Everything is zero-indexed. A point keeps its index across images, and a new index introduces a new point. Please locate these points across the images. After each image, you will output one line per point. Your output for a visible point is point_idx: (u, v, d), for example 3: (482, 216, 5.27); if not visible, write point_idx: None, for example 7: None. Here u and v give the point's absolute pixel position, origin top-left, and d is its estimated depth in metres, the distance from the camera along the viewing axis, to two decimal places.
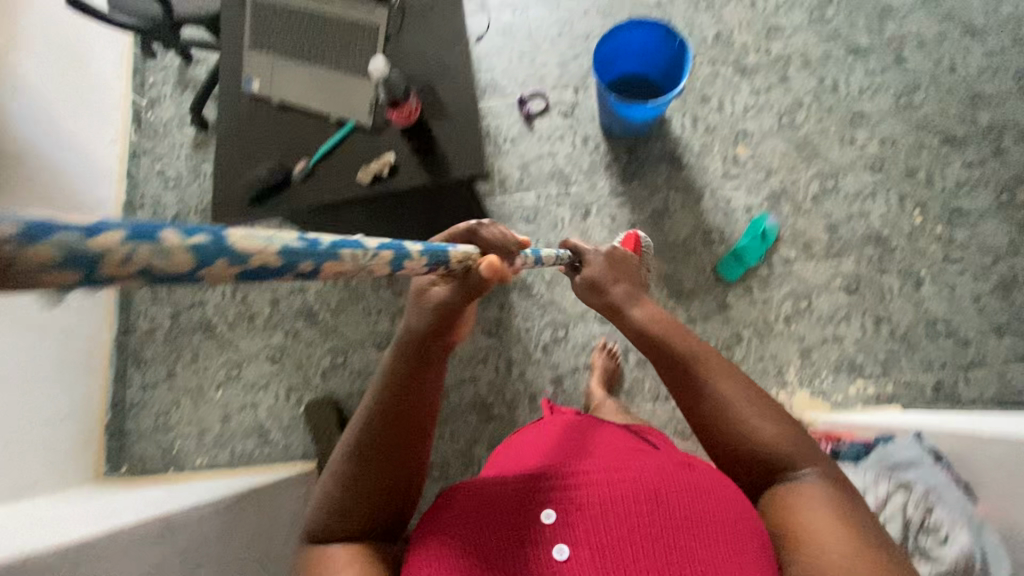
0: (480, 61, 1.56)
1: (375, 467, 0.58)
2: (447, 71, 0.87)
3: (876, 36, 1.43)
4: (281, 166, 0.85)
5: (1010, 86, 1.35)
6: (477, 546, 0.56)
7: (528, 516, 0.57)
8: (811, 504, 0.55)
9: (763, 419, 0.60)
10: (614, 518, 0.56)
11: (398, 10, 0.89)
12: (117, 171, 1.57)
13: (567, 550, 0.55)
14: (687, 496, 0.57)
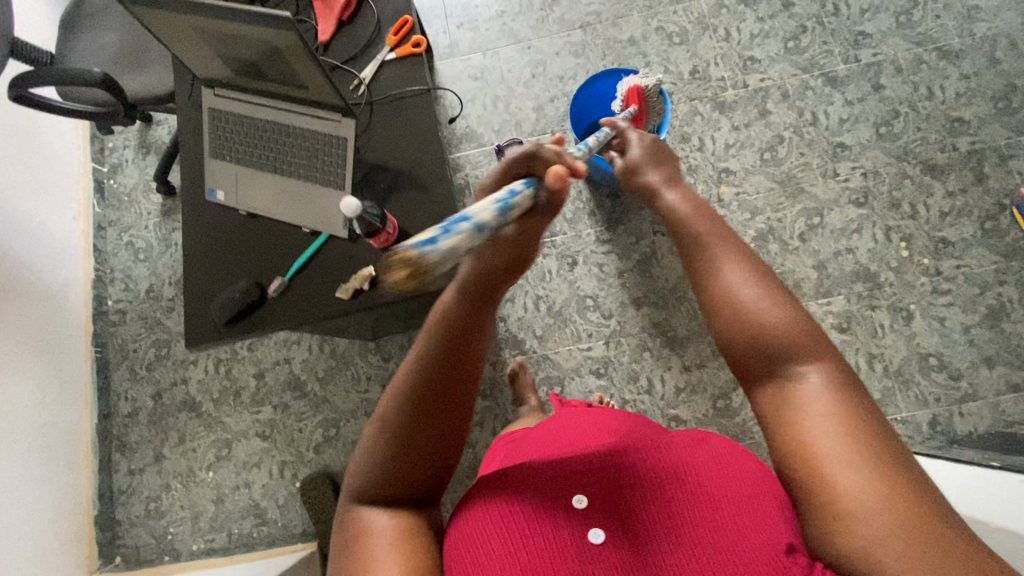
0: (454, 109, 1.52)
1: (418, 453, 0.54)
2: (423, 170, 0.84)
3: (852, 64, 1.41)
4: (254, 282, 0.80)
5: (987, 110, 1.35)
6: (508, 526, 0.55)
7: (566, 496, 0.57)
8: (825, 416, 0.47)
9: (775, 308, 0.52)
10: (651, 500, 0.56)
11: (365, 106, 0.85)
12: (84, 248, 1.51)
13: (601, 535, 0.54)
14: (729, 481, 0.55)
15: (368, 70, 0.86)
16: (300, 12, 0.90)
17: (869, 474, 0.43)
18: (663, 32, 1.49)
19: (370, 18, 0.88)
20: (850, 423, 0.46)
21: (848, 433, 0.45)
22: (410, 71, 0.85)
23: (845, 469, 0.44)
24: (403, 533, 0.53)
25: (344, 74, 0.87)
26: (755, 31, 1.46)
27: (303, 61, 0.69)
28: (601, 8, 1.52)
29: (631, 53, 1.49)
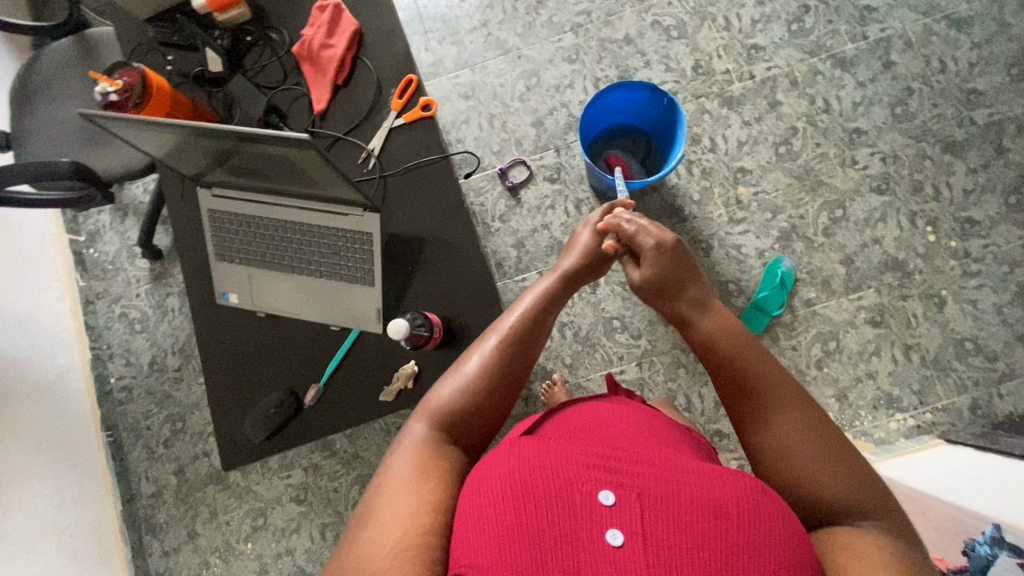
0: (447, 133, 1.43)
1: (475, 400, 0.67)
2: (450, 244, 0.77)
3: (860, 41, 1.35)
4: (290, 390, 0.74)
5: (1001, 78, 1.31)
6: (505, 530, 0.51)
7: (587, 506, 0.53)
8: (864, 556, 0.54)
9: (831, 474, 0.58)
10: (675, 504, 0.53)
11: (378, 180, 0.77)
12: (75, 326, 1.42)
13: (620, 537, 0.51)
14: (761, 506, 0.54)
15: (376, 140, 0.78)
16: (288, 76, 0.81)
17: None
18: (659, 26, 1.40)
19: (370, 81, 0.79)
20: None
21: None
22: (422, 137, 0.78)
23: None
24: (432, 452, 0.62)
25: (350, 146, 0.79)
26: (755, 16, 1.38)
27: (317, 165, 0.63)
28: (590, 7, 1.43)
29: (628, 53, 1.40)
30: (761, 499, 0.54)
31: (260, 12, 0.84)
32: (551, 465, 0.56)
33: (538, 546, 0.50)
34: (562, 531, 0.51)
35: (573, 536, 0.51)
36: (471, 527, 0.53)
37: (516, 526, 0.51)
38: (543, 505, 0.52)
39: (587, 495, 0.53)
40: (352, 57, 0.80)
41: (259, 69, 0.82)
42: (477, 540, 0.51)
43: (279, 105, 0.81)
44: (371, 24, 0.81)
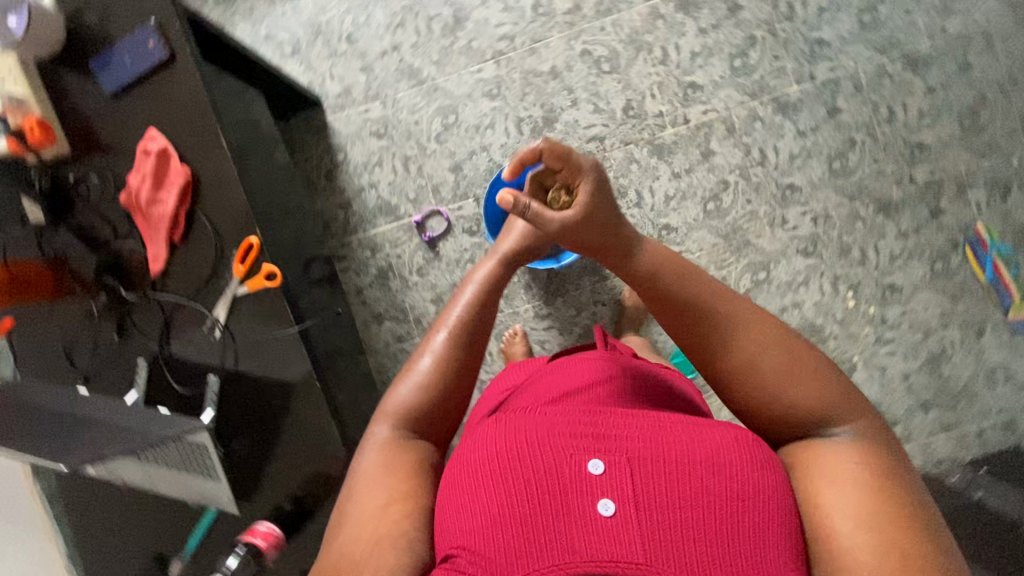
0: (357, 177, 1.31)
1: (435, 399, 0.68)
2: (307, 419, 0.75)
3: (807, 83, 1.22)
4: (157, 554, 0.77)
5: (951, 131, 1.21)
6: (495, 505, 0.52)
7: (573, 470, 0.52)
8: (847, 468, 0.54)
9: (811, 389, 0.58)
10: (658, 481, 0.51)
11: (230, 351, 0.75)
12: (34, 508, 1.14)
13: (612, 506, 0.49)
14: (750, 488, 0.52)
15: (221, 309, 0.74)
16: (121, 228, 0.74)
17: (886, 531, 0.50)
18: (589, 57, 1.25)
19: (208, 241, 0.72)
20: (880, 491, 0.52)
21: (869, 502, 0.51)
22: (269, 306, 0.73)
23: (848, 525, 0.51)
24: (397, 453, 0.64)
25: (196, 313, 0.74)
26: (695, 48, 1.24)
27: None
28: (513, 31, 1.26)
29: (554, 89, 1.26)
30: (750, 487, 0.52)
31: (84, 145, 0.74)
32: (534, 439, 0.56)
33: (530, 518, 0.50)
34: (546, 505, 0.50)
35: (563, 506, 0.50)
36: (457, 508, 0.54)
37: (507, 498, 0.52)
38: (533, 481, 0.52)
39: (574, 466, 0.52)
40: (187, 211, 0.72)
41: (89, 217, 0.75)
42: (471, 521, 0.52)
43: (114, 261, 0.74)
44: (204, 167, 0.71)
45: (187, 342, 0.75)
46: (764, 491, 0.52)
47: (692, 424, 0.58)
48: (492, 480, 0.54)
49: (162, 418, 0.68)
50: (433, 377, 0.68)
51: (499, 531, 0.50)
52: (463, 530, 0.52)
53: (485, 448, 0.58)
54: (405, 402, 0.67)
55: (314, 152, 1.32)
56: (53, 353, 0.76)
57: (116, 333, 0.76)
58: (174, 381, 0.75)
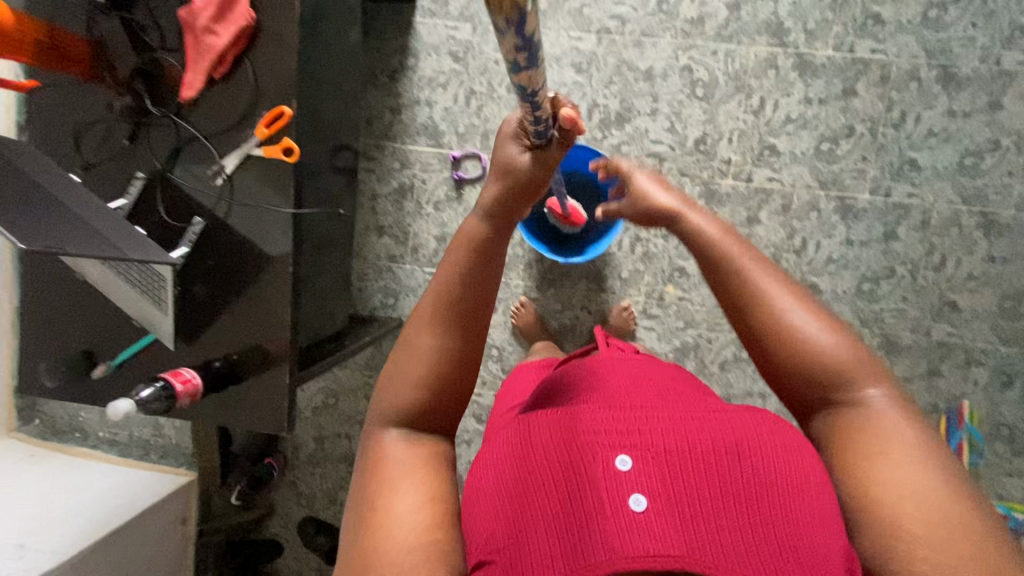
0: (418, 88, 1.28)
1: (444, 378, 0.54)
2: (267, 297, 0.77)
3: (879, 196, 1.18)
4: (87, 353, 0.79)
5: (987, 304, 1.18)
6: (518, 501, 0.48)
7: (589, 460, 0.49)
8: (886, 429, 0.52)
9: (830, 340, 0.55)
10: (690, 474, 0.48)
11: (224, 202, 0.75)
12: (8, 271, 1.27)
13: (644, 501, 0.46)
14: (791, 485, 0.49)
15: (231, 161, 0.74)
16: (170, 41, 0.73)
17: (944, 499, 0.47)
18: (688, 75, 1.20)
19: (245, 93, 0.71)
20: (922, 452, 0.50)
21: (919, 474, 0.49)
22: (275, 179, 0.73)
23: (903, 498, 0.47)
24: (409, 456, 0.54)
25: (207, 153, 0.74)
26: (792, 114, 1.18)
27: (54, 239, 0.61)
28: (629, 15, 1.20)
29: (640, 90, 1.22)
30: (797, 487, 0.48)
31: None
32: (546, 429, 0.53)
33: (559, 520, 0.46)
34: (573, 504, 0.46)
35: (593, 505, 0.46)
36: (487, 506, 0.50)
37: (528, 499, 0.48)
38: (554, 479, 0.49)
39: (597, 461, 0.49)
40: (235, 54, 0.71)
41: (143, 17, 0.74)
42: (496, 524, 0.48)
43: (150, 70, 0.74)
44: (267, 18, 0.70)
45: (188, 177, 0.75)
46: (813, 498, 0.48)
47: (714, 415, 0.55)
48: (510, 477, 0.51)
49: (135, 237, 0.69)
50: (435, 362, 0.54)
51: (528, 536, 0.46)
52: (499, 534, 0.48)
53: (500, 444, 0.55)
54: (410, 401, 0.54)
55: (389, 45, 1.28)
56: (65, 131, 0.78)
57: (127, 139, 0.76)
58: (162, 208, 0.76)
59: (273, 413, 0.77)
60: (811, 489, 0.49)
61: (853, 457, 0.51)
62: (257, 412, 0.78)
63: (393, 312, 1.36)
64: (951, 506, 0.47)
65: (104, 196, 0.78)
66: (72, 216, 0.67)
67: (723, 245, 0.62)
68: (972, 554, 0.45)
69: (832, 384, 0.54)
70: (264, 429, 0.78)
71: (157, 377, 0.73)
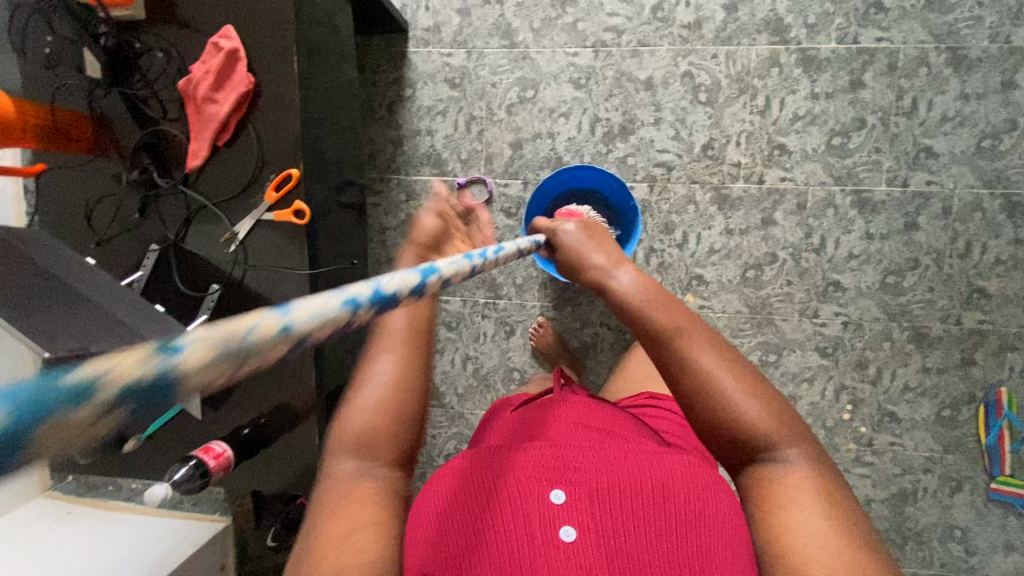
0: (418, 118, 1.27)
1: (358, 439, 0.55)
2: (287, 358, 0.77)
3: (897, 187, 1.15)
4: (116, 425, 0.80)
5: (1018, 288, 1.15)
6: (467, 533, 0.57)
7: (529, 500, 0.59)
8: (803, 489, 0.52)
9: (748, 400, 0.53)
10: (618, 508, 0.59)
11: (239, 266, 0.74)
12: None
13: (572, 533, 0.56)
14: (699, 512, 0.60)
15: (243, 225, 0.73)
16: (172, 110, 0.74)
17: (851, 554, 0.48)
18: (689, 81, 1.18)
19: (251, 156, 0.72)
20: (831, 502, 0.51)
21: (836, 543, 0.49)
22: (288, 240, 0.73)
23: (813, 548, 0.49)
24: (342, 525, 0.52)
25: (219, 221, 0.74)
26: (799, 111, 1.16)
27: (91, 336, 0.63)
28: (624, 25, 1.18)
29: (641, 100, 1.20)
30: (706, 512, 0.60)
31: (157, 17, 0.73)
32: (494, 470, 0.63)
33: (502, 549, 0.56)
34: (516, 532, 0.57)
35: (529, 537, 0.56)
36: (434, 531, 0.58)
37: (476, 531, 0.57)
38: (495, 514, 0.58)
39: (539, 496, 0.59)
40: (238, 119, 0.71)
41: (143, 89, 0.74)
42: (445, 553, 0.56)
43: (155, 142, 0.74)
44: (268, 82, 0.71)
45: (201, 245, 0.75)
46: (716, 517, 0.59)
47: (645, 457, 0.67)
48: (462, 511, 0.59)
49: (157, 317, 0.70)
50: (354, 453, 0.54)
51: (477, 566, 0.55)
52: (434, 550, 0.56)
53: (447, 479, 0.63)
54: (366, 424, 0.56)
55: (384, 78, 1.27)
56: (77, 208, 0.79)
57: (138, 212, 0.76)
58: (177, 281, 0.76)
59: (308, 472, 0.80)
60: (715, 511, 0.60)
61: (770, 511, 0.52)
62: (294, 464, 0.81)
63: None
64: (855, 547, 0.49)
65: (121, 269, 0.78)
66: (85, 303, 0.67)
67: (653, 307, 0.57)
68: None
69: (747, 441, 0.53)
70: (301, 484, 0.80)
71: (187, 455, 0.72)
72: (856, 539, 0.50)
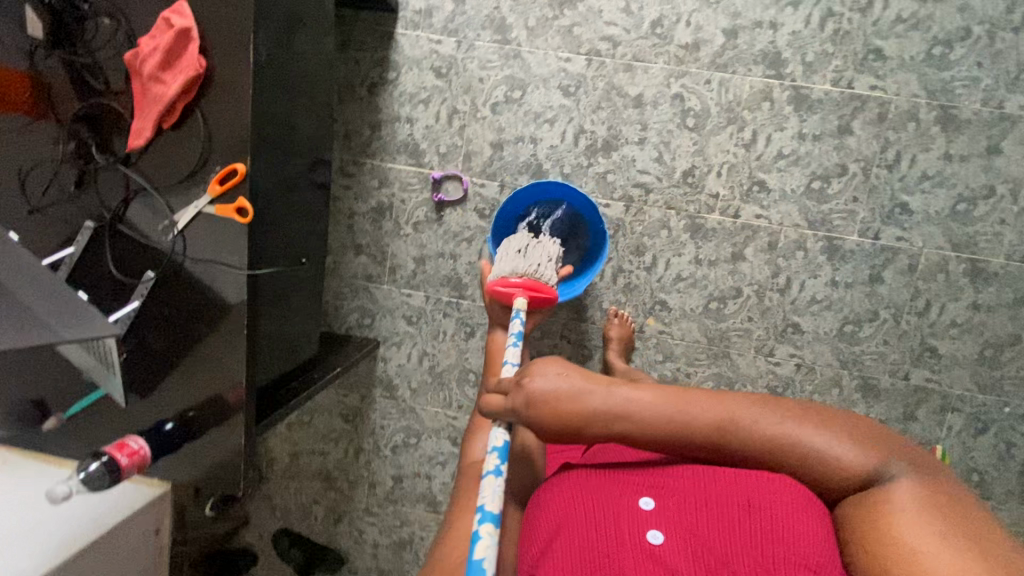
0: (399, 104, 1.23)
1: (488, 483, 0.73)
2: (215, 355, 0.76)
3: (868, 239, 1.15)
4: (39, 401, 0.80)
5: (968, 352, 1.17)
6: (574, 532, 0.62)
7: (624, 508, 0.64)
8: (906, 504, 0.56)
9: (807, 432, 0.62)
10: (701, 518, 0.62)
11: (176, 257, 0.75)
12: None
13: (659, 537, 0.60)
14: (791, 525, 0.59)
15: (183, 216, 0.74)
16: (116, 83, 0.74)
17: (961, 555, 0.50)
18: (679, 103, 1.15)
19: (195, 139, 0.71)
20: (934, 513, 0.54)
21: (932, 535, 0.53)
22: (229, 236, 0.73)
23: (926, 556, 0.51)
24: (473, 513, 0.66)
25: (157, 206, 0.74)
26: (784, 149, 1.14)
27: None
28: (621, 37, 1.14)
29: (628, 116, 1.17)
30: (799, 527, 0.59)
31: None
32: (599, 483, 0.68)
33: (601, 548, 0.60)
34: (604, 534, 0.61)
35: (620, 539, 0.60)
36: (550, 529, 0.64)
37: (578, 531, 0.62)
38: (595, 516, 0.63)
39: (630, 504, 0.64)
40: (186, 103, 0.71)
41: (85, 57, 0.74)
42: (557, 549, 0.61)
43: (95, 115, 0.75)
44: (222, 69, 0.70)
45: (136, 228, 0.76)
46: (812, 536, 0.58)
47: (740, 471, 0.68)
48: (571, 514, 0.65)
49: (75, 306, 0.68)
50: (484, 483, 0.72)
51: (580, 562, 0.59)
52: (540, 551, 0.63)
53: (559, 488, 0.70)
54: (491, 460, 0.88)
55: (368, 57, 1.22)
56: (12, 173, 0.78)
57: (75, 185, 0.76)
58: (110, 262, 0.77)
59: (227, 478, 0.77)
60: (812, 530, 0.59)
61: (878, 529, 0.56)
62: (209, 468, 0.77)
63: (369, 332, 1.33)
64: (972, 550, 0.51)
65: (52, 242, 0.78)
66: (11, 301, 0.65)
67: (690, 413, 0.65)
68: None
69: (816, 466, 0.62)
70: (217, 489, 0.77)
71: (100, 450, 0.71)
72: (954, 510, 0.55)
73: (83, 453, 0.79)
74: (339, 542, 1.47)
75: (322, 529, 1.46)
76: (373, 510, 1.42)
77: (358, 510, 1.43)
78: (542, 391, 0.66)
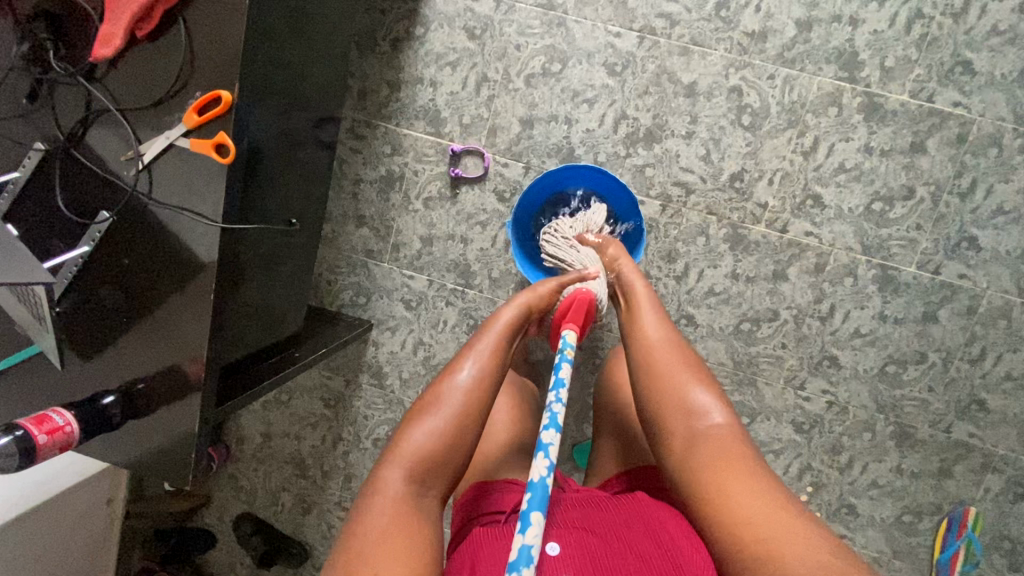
0: (424, 64, 1.10)
1: (451, 433, 0.68)
2: (170, 319, 0.67)
3: (926, 273, 1.04)
4: None
5: (1019, 410, 1.06)
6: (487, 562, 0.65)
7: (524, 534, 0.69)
8: (739, 465, 0.67)
9: (694, 391, 0.73)
10: (592, 535, 0.70)
11: (136, 201, 0.66)
12: None
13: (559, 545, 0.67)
14: (662, 529, 0.71)
15: (149, 152, 0.65)
16: None
17: (795, 538, 0.60)
18: (736, 98, 1.03)
19: (177, 60, 0.63)
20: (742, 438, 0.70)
21: (759, 492, 0.64)
22: (203, 176, 0.64)
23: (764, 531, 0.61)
24: (408, 488, 0.64)
25: (122, 136, 0.66)
26: (846, 162, 1.02)
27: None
28: (680, 16, 1.02)
29: (678, 106, 1.04)
30: (670, 527, 0.71)
31: None
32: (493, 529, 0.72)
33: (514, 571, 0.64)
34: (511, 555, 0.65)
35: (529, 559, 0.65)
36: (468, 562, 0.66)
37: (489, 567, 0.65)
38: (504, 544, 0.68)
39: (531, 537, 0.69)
40: (167, 10, 0.63)
41: None
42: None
43: (62, 16, 0.66)
44: None
45: (93, 162, 0.67)
46: (678, 530, 0.71)
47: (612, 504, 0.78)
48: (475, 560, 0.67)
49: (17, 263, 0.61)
50: (439, 429, 0.68)
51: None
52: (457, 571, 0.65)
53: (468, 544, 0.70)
54: (424, 451, 0.66)
55: (395, 6, 1.09)
56: None
57: (30, 101, 0.68)
58: (62, 198, 0.69)
59: (177, 463, 0.68)
60: (676, 527, 0.71)
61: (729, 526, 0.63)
62: (161, 450, 0.69)
63: (362, 313, 1.21)
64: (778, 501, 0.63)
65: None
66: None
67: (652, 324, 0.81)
68: (806, 543, 0.59)
69: (694, 416, 0.72)
70: (169, 475, 0.69)
71: (11, 422, 0.59)
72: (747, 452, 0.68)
73: (18, 412, 0.72)
74: (305, 536, 1.35)
75: (287, 519, 1.35)
76: (345, 505, 1.31)
77: (328, 503, 1.32)
78: (644, 331, 0.81)
